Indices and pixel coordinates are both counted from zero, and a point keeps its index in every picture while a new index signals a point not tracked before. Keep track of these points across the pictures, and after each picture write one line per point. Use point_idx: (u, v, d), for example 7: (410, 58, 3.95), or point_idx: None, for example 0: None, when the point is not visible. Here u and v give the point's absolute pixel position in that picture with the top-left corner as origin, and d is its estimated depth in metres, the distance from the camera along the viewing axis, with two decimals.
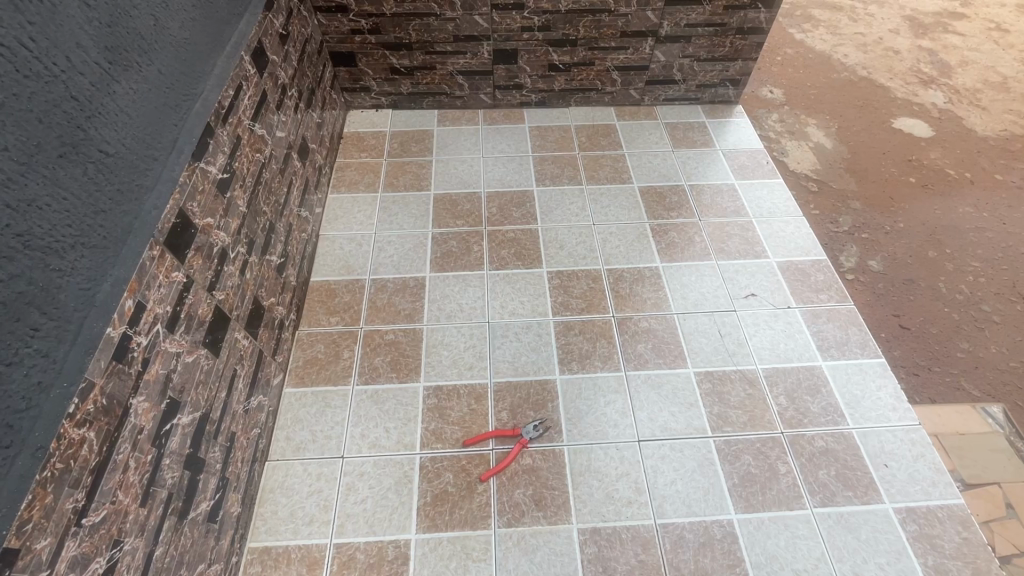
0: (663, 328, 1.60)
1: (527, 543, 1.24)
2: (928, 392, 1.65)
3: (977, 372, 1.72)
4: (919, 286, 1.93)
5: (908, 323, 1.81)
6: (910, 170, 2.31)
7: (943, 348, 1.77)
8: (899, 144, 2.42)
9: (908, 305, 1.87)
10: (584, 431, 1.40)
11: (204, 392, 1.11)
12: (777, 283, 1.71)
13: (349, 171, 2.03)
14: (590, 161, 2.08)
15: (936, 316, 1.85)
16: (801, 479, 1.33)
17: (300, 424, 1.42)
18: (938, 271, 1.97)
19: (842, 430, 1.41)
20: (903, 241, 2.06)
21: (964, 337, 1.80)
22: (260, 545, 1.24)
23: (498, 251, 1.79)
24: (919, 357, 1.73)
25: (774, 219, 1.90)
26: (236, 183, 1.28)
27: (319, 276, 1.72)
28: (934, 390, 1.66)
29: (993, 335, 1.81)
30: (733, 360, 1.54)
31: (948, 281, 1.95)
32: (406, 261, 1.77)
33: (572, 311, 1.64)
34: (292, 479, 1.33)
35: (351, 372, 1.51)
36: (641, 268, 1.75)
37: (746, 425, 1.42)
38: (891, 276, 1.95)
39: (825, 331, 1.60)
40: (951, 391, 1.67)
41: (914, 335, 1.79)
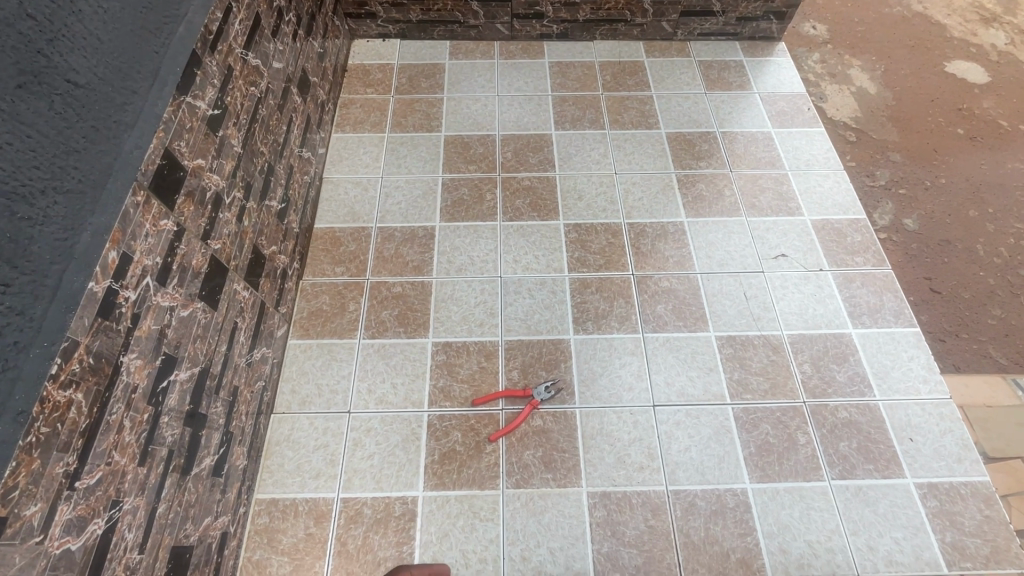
0: (685, 288, 1.51)
1: (534, 505, 1.22)
2: (952, 359, 1.58)
3: (1006, 340, 1.63)
4: (954, 247, 1.80)
5: (939, 287, 1.71)
6: (958, 120, 2.12)
7: (973, 314, 1.67)
8: (950, 91, 2.20)
9: (939, 267, 1.75)
10: (597, 394, 1.35)
11: (202, 347, 1.05)
12: (810, 243, 1.60)
13: (354, 108, 1.89)
14: (613, 103, 1.92)
15: (969, 279, 1.74)
16: (820, 450, 1.28)
17: (305, 377, 1.38)
18: (977, 232, 1.84)
19: (867, 402, 1.35)
20: (942, 199, 1.91)
21: (996, 303, 1.70)
22: (267, 496, 1.23)
23: (513, 200, 1.68)
24: (947, 323, 1.64)
25: (812, 172, 1.75)
26: (229, 121, 1.17)
27: (323, 222, 1.63)
28: (959, 357, 1.58)
29: None
30: (758, 325, 1.46)
31: (988, 243, 1.81)
32: (414, 210, 1.66)
33: (589, 268, 1.55)
34: (299, 433, 1.31)
35: (357, 326, 1.46)
36: (664, 223, 1.64)
37: (767, 393, 1.36)
38: (926, 235, 1.82)
39: (858, 296, 1.50)
40: (980, 360, 1.59)
41: (945, 300, 1.68)
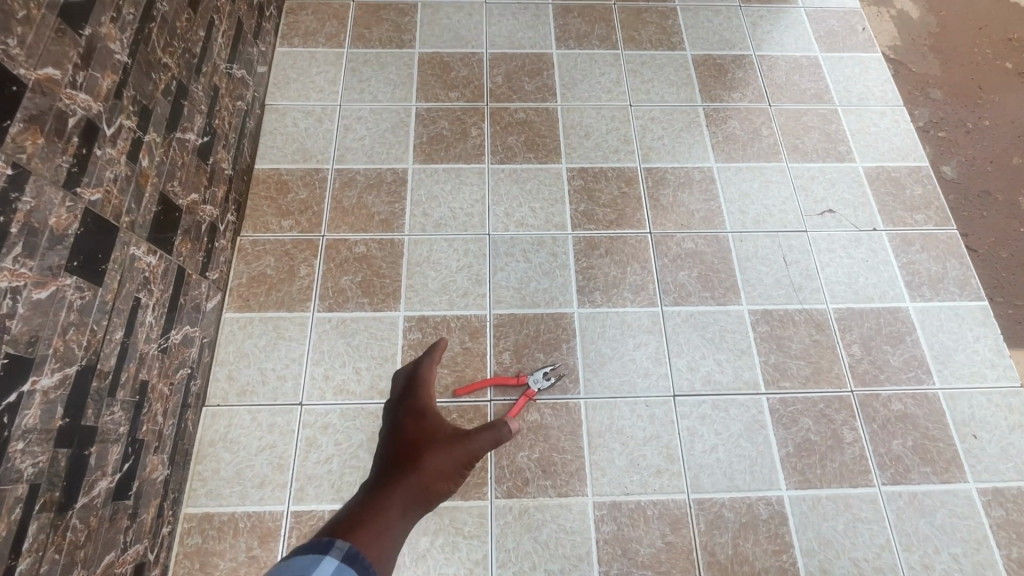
0: (713, 250, 1.25)
1: (529, 519, 1.00)
2: None
3: None
4: (994, 200, 1.54)
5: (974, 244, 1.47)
6: (1007, 52, 1.78)
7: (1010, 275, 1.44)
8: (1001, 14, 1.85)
9: (976, 222, 1.50)
10: (606, 381, 1.11)
11: (79, 339, 0.77)
12: (863, 196, 1.33)
13: (304, 15, 1.50)
14: (628, 16, 1.55)
15: (1007, 234, 1.49)
16: (869, 450, 1.08)
17: (245, 360, 1.11)
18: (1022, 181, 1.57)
19: (925, 391, 1.13)
20: (983, 142, 1.63)
21: None
22: (199, 511, 1.00)
23: (504, 137, 1.36)
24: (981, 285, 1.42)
25: (866, 108, 1.45)
26: (104, 15, 0.82)
27: (266, 162, 1.30)
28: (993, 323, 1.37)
29: None
30: (799, 297, 1.21)
31: None
32: (380, 147, 1.33)
33: (597, 224, 1.26)
34: (238, 431, 1.06)
35: (309, 295, 1.17)
36: (689, 169, 1.34)
37: (809, 379, 1.13)
38: (965, 185, 1.55)
39: (917, 263, 1.25)
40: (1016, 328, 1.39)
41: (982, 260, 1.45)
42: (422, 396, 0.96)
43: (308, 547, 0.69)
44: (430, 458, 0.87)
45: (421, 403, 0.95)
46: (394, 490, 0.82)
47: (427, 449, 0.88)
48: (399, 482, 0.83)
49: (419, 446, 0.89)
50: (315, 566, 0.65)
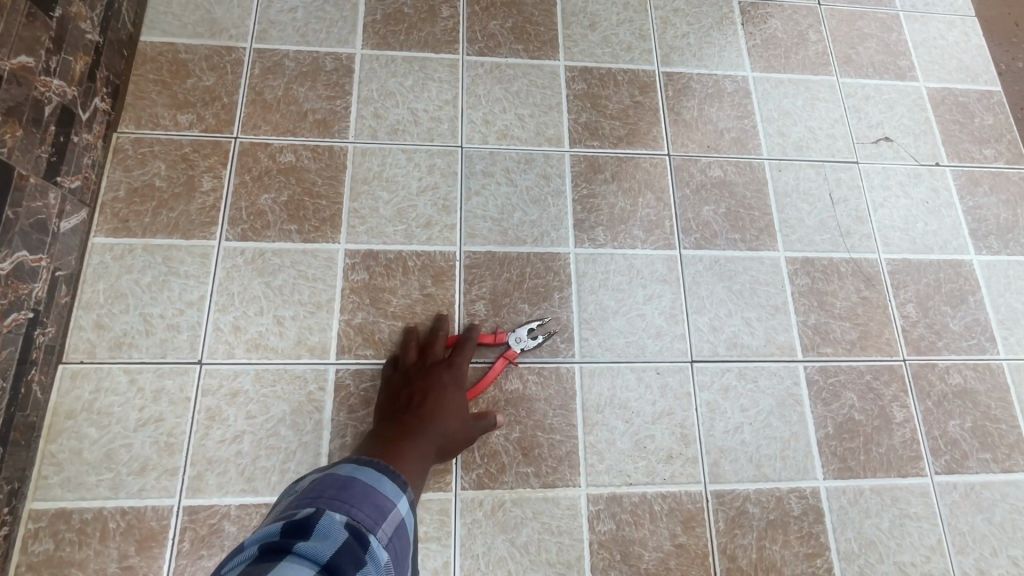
0: (745, 181, 0.99)
1: (505, 517, 0.77)
2: None
3: None
4: None
5: None
6: None
7: None
8: None
9: None
10: (608, 342, 0.87)
11: None
12: (925, 123, 1.08)
13: None
14: None
15: None
16: (921, 432, 0.88)
17: (121, 303, 0.81)
18: None
19: (988, 362, 0.93)
20: None
21: None
22: (50, 507, 0.72)
23: (485, 22, 1.03)
24: None
25: (932, 16, 1.18)
26: None
27: (156, 34, 0.95)
28: None
29: None
30: (846, 244, 0.97)
31: None
32: (317, 23, 0.99)
33: (603, 141, 0.98)
34: (109, 399, 0.77)
35: (214, 217, 0.86)
36: (719, 77, 1.05)
37: (855, 345, 0.91)
38: None
39: (985, 208, 1.03)
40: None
41: None
42: (460, 359, 0.80)
43: (386, 469, 0.65)
44: (449, 422, 0.75)
45: (457, 360, 0.80)
46: (415, 446, 0.72)
47: (449, 408, 0.75)
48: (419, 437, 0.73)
49: (441, 402, 0.76)
50: (398, 499, 0.64)
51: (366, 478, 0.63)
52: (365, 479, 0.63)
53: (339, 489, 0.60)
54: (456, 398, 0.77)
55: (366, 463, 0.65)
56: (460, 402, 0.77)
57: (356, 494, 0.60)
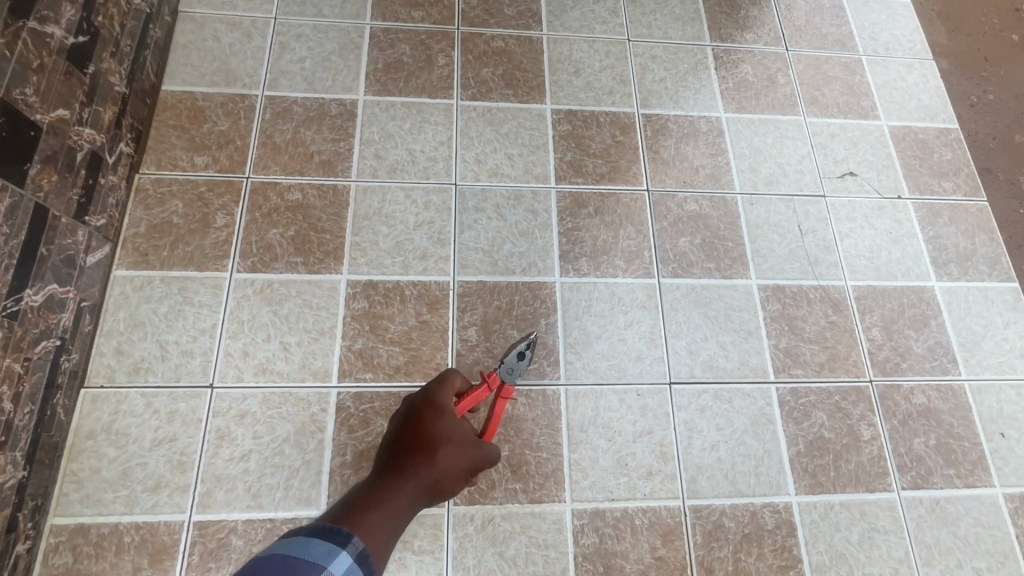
0: (719, 214, 1.06)
1: (494, 531, 0.82)
2: None
3: None
4: None
5: None
6: None
7: None
8: None
9: None
10: (592, 365, 0.93)
11: None
12: (887, 160, 1.16)
13: None
14: None
15: None
16: (888, 449, 0.93)
17: (140, 331, 0.88)
18: None
19: (950, 383, 0.99)
20: None
21: None
22: (70, 522, 0.78)
23: (477, 69, 1.12)
24: None
25: (892, 60, 1.27)
26: None
27: (177, 82, 1.04)
28: None
29: None
30: (814, 272, 1.04)
31: None
32: (323, 72, 1.08)
33: (587, 178, 1.06)
34: (127, 421, 0.83)
35: (227, 251, 0.94)
36: (694, 118, 1.14)
37: (823, 368, 0.97)
38: None
39: (945, 238, 1.10)
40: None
41: None
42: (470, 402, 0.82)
43: (313, 537, 0.65)
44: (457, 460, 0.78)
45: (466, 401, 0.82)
46: (401, 488, 0.74)
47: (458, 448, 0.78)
48: (406, 478, 0.75)
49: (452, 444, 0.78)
50: (329, 560, 0.62)
51: (285, 551, 0.62)
52: (283, 553, 0.62)
53: (253, 573, 0.58)
54: (448, 433, 0.79)
55: (289, 541, 0.65)
56: (453, 438, 0.79)
57: (275, 566, 0.59)
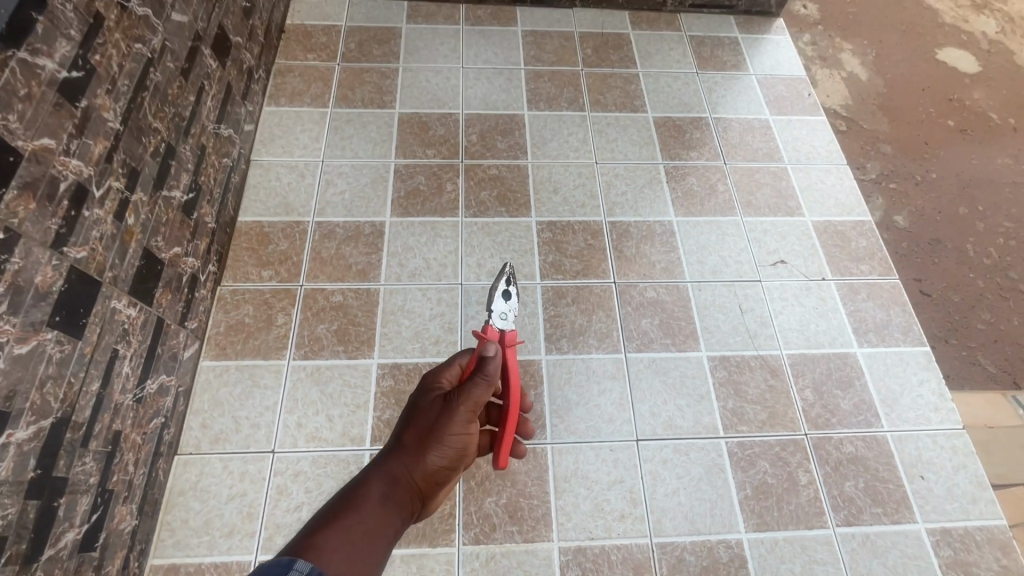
0: (674, 299, 1.32)
1: (496, 566, 1.02)
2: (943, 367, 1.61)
3: (996, 347, 1.69)
4: (945, 247, 1.86)
5: (929, 289, 1.76)
6: (950, 112, 2.20)
7: (966, 321, 1.72)
8: (936, 84, 2.28)
9: (932, 270, 1.81)
10: (573, 427, 1.15)
11: (57, 391, 0.80)
12: (812, 248, 1.42)
13: (291, 78, 1.60)
14: (595, 80, 1.68)
15: (959, 283, 1.80)
16: (823, 492, 1.12)
17: (219, 409, 1.13)
18: (969, 231, 1.91)
19: (874, 434, 1.19)
20: (934, 194, 1.98)
21: (986, 308, 1.76)
22: (165, 563, 1.00)
23: (477, 192, 1.44)
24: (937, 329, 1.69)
25: (813, 167, 1.57)
26: (99, 88, 0.89)
27: (250, 214, 1.37)
28: (950, 366, 1.62)
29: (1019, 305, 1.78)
30: (754, 343, 1.28)
31: (978, 243, 1.89)
32: (359, 200, 1.41)
33: (565, 274, 1.33)
34: (208, 480, 1.07)
35: (286, 344, 1.21)
36: (651, 222, 1.43)
37: (765, 424, 1.18)
38: (916, 234, 1.88)
39: (864, 311, 1.34)
40: (969, 369, 1.63)
41: (935, 304, 1.74)
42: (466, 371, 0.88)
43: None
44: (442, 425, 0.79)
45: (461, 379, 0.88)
46: (368, 491, 0.72)
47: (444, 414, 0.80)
48: (374, 480, 0.74)
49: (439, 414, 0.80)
50: None
51: None
52: None
53: None
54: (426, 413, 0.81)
55: None
56: (417, 421, 0.82)
57: None
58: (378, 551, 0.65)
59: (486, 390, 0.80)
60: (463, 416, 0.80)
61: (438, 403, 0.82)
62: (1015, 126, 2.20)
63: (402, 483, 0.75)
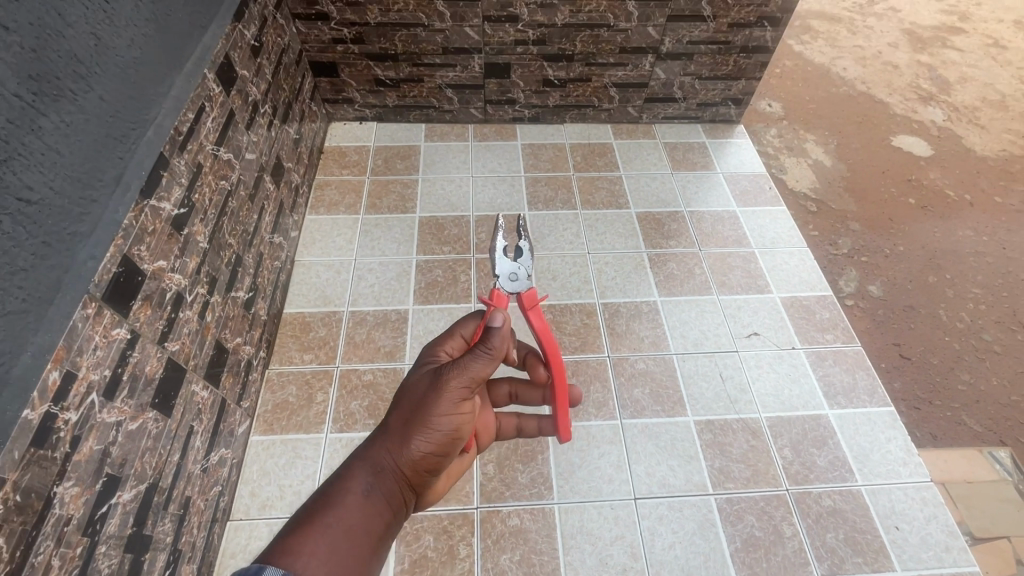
0: (662, 370, 1.50)
1: None
2: (929, 427, 1.73)
3: (977, 406, 1.82)
4: (919, 312, 2.04)
5: (908, 353, 1.92)
6: (910, 191, 2.48)
7: (945, 382, 1.86)
8: (895, 168, 2.57)
9: (909, 334, 1.97)
10: (576, 487, 1.30)
11: (151, 460, 0.99)
12: (781, 321, 1.62)
13: (329, 190, 1.91)
14: (584, 183, 1.97)
15: (936, 346, 1.96)
16: (807, 543, 1.24)
17: (267, 478, 1.30)
18: (939, 297, 2.10)
19: (850, 488, 1.32)
20: (903, 265, 2.19)
21: (965, 369, 1.91)
22: None
23: (487, 281, 1.68)
24: (920, 391, 1.82)
25: (777, 250, 1.81)
26: (196, 218, 1.15)
27: (294, 306, 1.60)
28: (936, 425, 1.74)
29: (995, 365, 1.93)
30: (735, 408, 1.44)
31: (950, 308, 2.07)
32: (387, 291, 1.65)
33: (564, 351, 1.53)
34: (256, 543, 1.21)
35: (324, 419, 1.39)
36: (638, 302, 1.65)
37: (749, 481, 1.32)
38: (891, 301, 2.06)
39: (832, 376, 1.51)
40: (955, 428, 1.75)
41: (915, 366, 1.89)
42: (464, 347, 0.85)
43: None
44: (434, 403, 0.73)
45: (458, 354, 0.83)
46: (348, 486, 0.66)
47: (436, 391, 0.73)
48: (354, 473, 0.68)
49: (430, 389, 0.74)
50: None
51: None
52: None
53: None
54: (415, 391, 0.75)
55: None
56: (406, 398, 0.75)
57: None
58: (360, 553, 0.61)
59: (486, 363, 0.75)
60: (454, 395, 0.73)
61: (429, 378, 0.75)
62: (969, 202, 2.46)
63: (386, 474, 0.69)
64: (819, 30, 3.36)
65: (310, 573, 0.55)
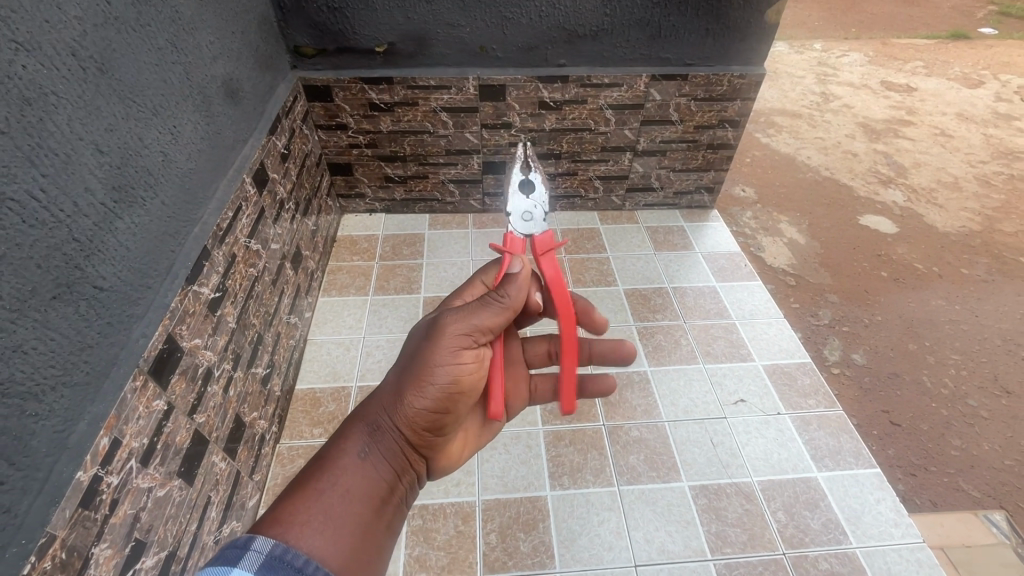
0: (655, 437, 1.58)
1: None
2: (928, 494, 1.78)
3: (972, 471, 1.87)
4: (904, 379, 2.14)
5: (898, 419, 1.99)
6: (881, 265, 2.67)
7: (938, 447, 1.92)
8: (864, 244, 2.79)
9: (896, 401, 2.05)
10: (578, 555, 1.33)
11: (172, 527, 1.05)
12: (765, 387, 1.72)
13: (341, 275, 2.07)
14: (575, 263, 2.15)
15: (924, 411, 2.03)
16: None
17: None
18: (921, 364, 2.21)
19: (845, 550, 1.35)
20: (881, 334, 2.32)
21: (955, 434, 1.97)
22: None
23: None
24: (914, 457, 1.87)
25: (757, 321, 1.94)
26: (227, 301, 1.29)
27: (305, 382, 1.70)
28: (934, 492, 1.79)
29: (983, 430, 2.00)
30: (728, 472, 1.50)
31: (933, 374, 2.17)
32: None
33: (561, 419, 1.61)
34: None
35: None
36: (630, 372, 1.75)
37: (746, 545, 1.36)
38: (875, 368, 2.16)
39: (818, 440, 1.58)
40: (952, 493, 1.79)
41: (906, 431, 1.95)
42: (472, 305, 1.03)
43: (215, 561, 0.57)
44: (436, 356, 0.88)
45: None
46: (344, 450, 0.84)
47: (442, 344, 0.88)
48: (350, 438, 0.86)
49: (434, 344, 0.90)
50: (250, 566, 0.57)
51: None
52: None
53: None
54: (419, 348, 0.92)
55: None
56: (404, 360, 0.92)
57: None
58: (353, 504, 0.79)
59: (486, 317, 0.91)
60: (452, 347, 0.88)
61: (420, 341, 0.91)
62: (937, 274, 2.65)
63: (382, 432, 0.87)
64: (781, 125, 3.75)
65: (306, 534, 0.68)
